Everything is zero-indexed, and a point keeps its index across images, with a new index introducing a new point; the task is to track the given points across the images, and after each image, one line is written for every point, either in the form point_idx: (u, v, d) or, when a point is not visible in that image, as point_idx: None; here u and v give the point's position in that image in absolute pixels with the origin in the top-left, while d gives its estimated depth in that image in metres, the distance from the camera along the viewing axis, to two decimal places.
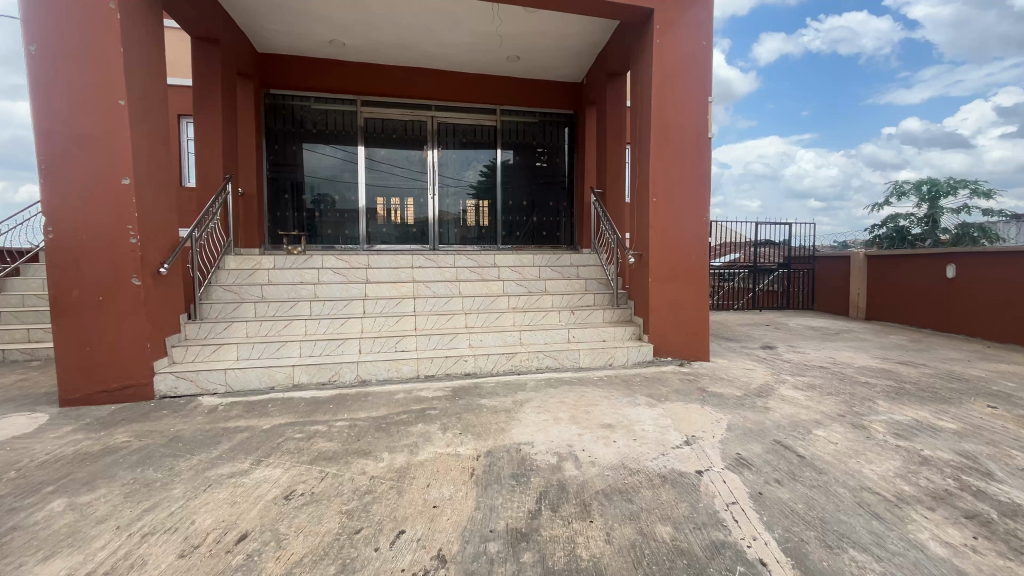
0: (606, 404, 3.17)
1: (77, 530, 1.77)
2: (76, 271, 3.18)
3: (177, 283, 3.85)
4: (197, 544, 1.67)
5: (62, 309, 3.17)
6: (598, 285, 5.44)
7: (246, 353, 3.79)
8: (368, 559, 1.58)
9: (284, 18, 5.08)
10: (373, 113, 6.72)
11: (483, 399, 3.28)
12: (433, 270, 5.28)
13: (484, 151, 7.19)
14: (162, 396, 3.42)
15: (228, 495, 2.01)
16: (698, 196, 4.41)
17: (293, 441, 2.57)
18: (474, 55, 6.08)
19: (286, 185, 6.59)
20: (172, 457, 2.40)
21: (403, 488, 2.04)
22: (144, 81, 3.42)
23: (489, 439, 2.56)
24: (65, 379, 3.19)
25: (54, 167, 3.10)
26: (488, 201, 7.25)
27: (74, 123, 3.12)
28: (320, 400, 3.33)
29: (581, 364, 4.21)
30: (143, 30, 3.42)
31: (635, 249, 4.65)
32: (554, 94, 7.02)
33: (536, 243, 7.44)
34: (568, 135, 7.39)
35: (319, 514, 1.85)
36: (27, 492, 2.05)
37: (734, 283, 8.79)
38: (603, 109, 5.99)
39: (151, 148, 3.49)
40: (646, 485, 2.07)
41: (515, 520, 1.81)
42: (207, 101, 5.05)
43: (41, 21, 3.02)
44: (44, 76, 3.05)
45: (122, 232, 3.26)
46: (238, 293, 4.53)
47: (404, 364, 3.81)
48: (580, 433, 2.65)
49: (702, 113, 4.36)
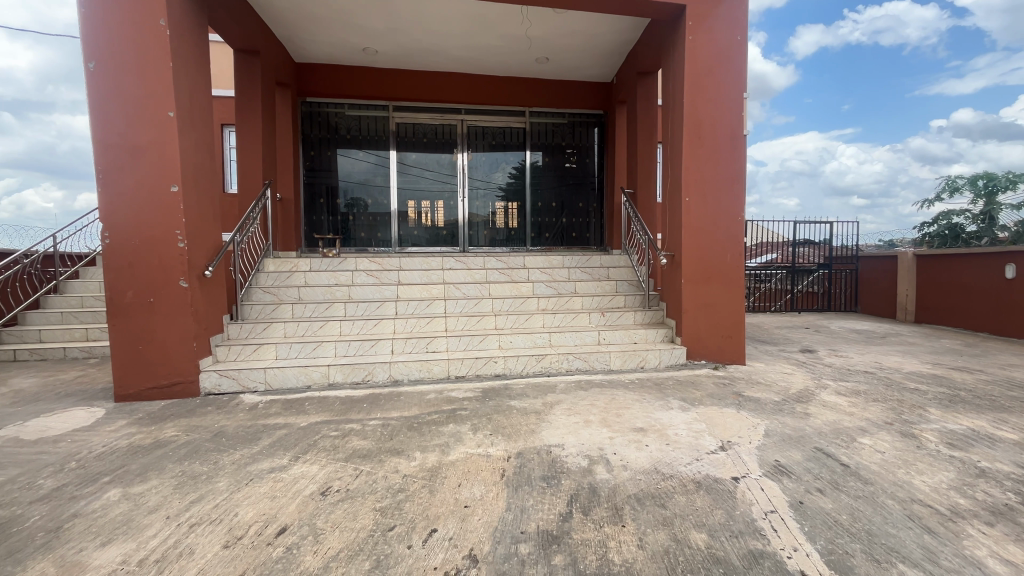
0: (638, 407, 3.12)
1: (131, 518, 1.88)
2: (130, 274, 3.38)
3: (221, 285, 4.02)
4: (240, 536, 1.74)
5: (117, 311, 3.37)
6: (629, 287, 5.36)
7: (284, 352, 3.93)
8: (401, 556, 1.60)
9: (319, 27, 5.25)
10: (405, 118, 6.87)
11: (513, 400, 3.29)
12: (462, 271, 5.32)
13: (514, 153, 7.21)
14: (206, 393, 3.57)
15: (268, 489, 2.09)
16: (733, 195, 4.29)
17: (328, 439, 2.64)
18: (504, 57, 6.11)
19: (321, 189, 6.80)
20: (217, 452, 2.51)
21: (435, 487, 2.07)
22: (190, 93, 3.59)
23: (519, 441, 2.56)
24: (120, 375, 3.39)
25: (110, 177, 3.31)
26: (517, 202, 7.26)
27: (128, 135, 3.31)
28: (354, 399, 3.41)
29: (611, 367, 4.15)
30: (190, 43, 3.59)
31: (668, 249, 4.58)
32: (583, 94, 6.98)
33: (566, 244, 7.40)
34: (598, 134, 7.31)
35: (354, 510, 1.90)
36: (86, 481, 2.19)
37: (772, 285, 8.52)
38: (634, 110, 5.93)
39: (197, 155, 3.65)
40: (680, 490, 2.03)
41: (546, 522, 1.80)
42: (248, 109, 5.28)
43: (99, 39, 3.23)
44: (101, 91, 3.26)
45: (170, 237, 3.43)
46: (276, 295, 4.70)
47: (435, 364, 3.86)
48: (612, 436, 2.62)
49: (738, 109, 4.24)
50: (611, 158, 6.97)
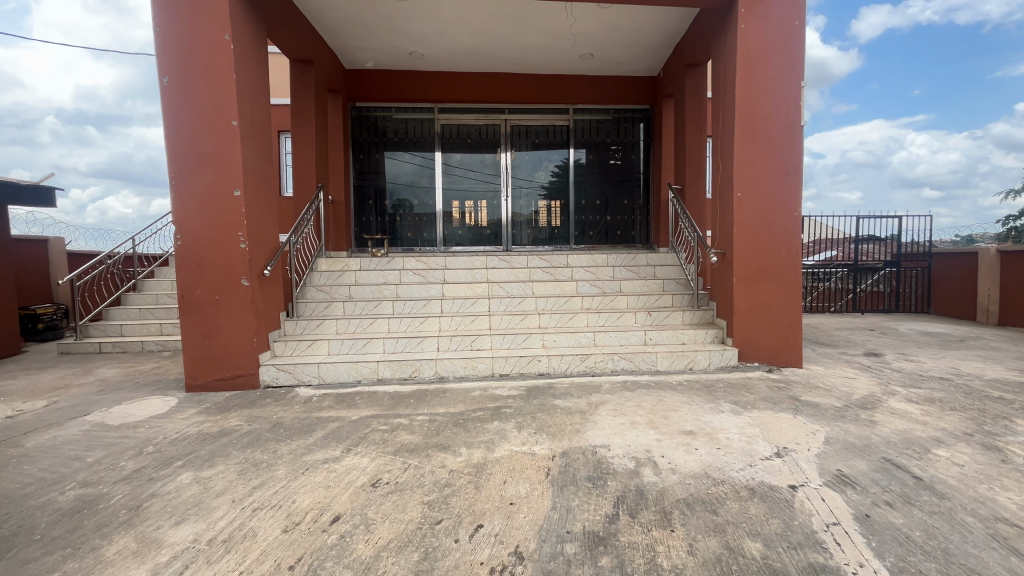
0: (687, 410, 3.03)
1: (201, 500, 2.02)
2: (198, 273, 3.63)
3: (278, 284, 4.24)
4: (298, 522, 1.83)
5: (187, 307, 3.64)
6: (676, 286, 5.22)
7: (336, 348, 4.10)
8: (449, 550, 1.63)
9: (368, 34, 5.43)
10: (450, 119, 6.99)
11: (558, 399, 3.28)
12: (506, 270, 5.36)
13: (557, 151, 7.17)
14: (265, 385, 3.77)
15: (323, 478, 2.19)
16: (790, 189, 4.08)
17: (378, 433, 2.73)
18: (547, 55, 6.09)
19: (370, 191, 7.02)
20: (276, 441, 2.65)
21: (481, 483, 2.09)
22: (252, 102, 3.81)
23: (564, 440, 2.55)
24: (190, 367, 3.66)
25: (181, 183, 3.57)
26: (560, 201, 7.21)
27: (197, 143, 3.56)
28: (402, 395, 3.50)
29: (658, 367, 4.06)
30: (251, 55, 3.81)
31: (718, 247, 4.42)
32: (628, 89, 6.84)
33: (610, 243, 7.27)
34: (644, 130, 7.14)
35: (403, 502, 1.95)
36: (162, 464, 2.38)
37: (832, 284, 8.05)
38: (681, 104, 5.77)
39: (257, 161, 3.86)
40: (732, 497, 1.95)
41: (592, 523, 1.79)
42: (303, 115, 5.54)
43: (172, 56, 3.49)
44: (174, 103, 3.52)
45: (233, 238, 3.64)
46: (329, 293, 4.91)
47: (479, 362, 3.91)
48: (659, 438, 2.56)
49: (794, 99, 4.02)
50: (657, 153, 6.80)
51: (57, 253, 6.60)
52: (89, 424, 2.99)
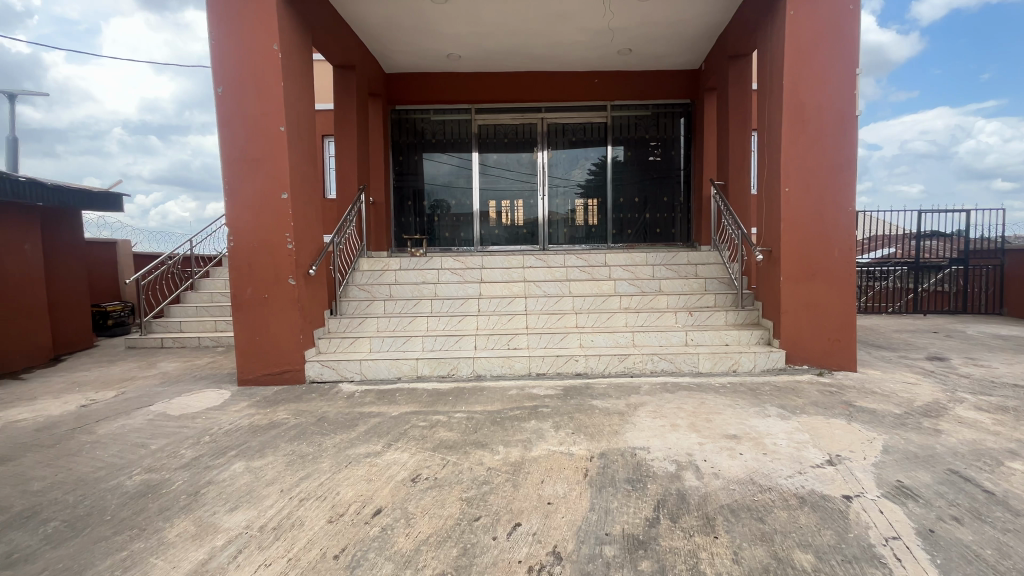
0: (731, 413, 2.93)
1: (253, 489, 2.12)
2: (249, 273, 3.81)
3: (323, 283, 4.39)
4: (342, 513, 1.90)
5: (240, 305, 3.83)
6: (719, 285, 5.04)
7: (377, 345, 4.22)
8: (487, 547, 1.65)
9: (407, 38, 5.55)
10: (487, 120, 7.04)
11: (596, 400, 3.24)
12: (543, 270, 5.34)
13: (594, 149, 7.08)
14: (310, 381, 3.92)
15: (365, 472, 2.25)
16: (843, 183, 3.86)
17: (417, 429, 2.79)
18: (584, 52, 6.02)
19: (408, 192, 7.16)
20: (321, 435, 2.75)
21: (518, 482, 2.10)
22: (298, 108, 3.96)
23: (603, 441, 2.52)
24: (242, 362, 3.85)
25: (234, 187, 3.76)
26: (598, 199, 7.12)
27: (248, 149, 3.74)
28: (440, 392, 3.56)
29: (700, 370, 3.93)
30: (297, 63, 3.96)
31: (764, 245, 4.25)
32: (668, 83, 6.68)
33: (649, 241, 7.11)
34: (685, 125, 6.93)
35: (442, 498, 1.99)
36: (217, 454, 2.52)
37: (890, 283, 7.58)
38: (724, 97, 5.58)
39: (303, 164, 4.01)
40: (780, 505, 1.87)
41: (631, 526, 1.75)
42: (345, 120, 5.72)
43: (225, 67, 3.68)
44: (227, 112, 3.71)
45: (281, 239, 3.80)
46: (370, 292, 5.05)
47: (516, 361, 3.92)
48: (701, 442, 2.49)
49: (848, 88, 3.81)
50: (699, 148, 6.59)
51: (124, 255, 7.10)
52: (152, 414, 3.20)
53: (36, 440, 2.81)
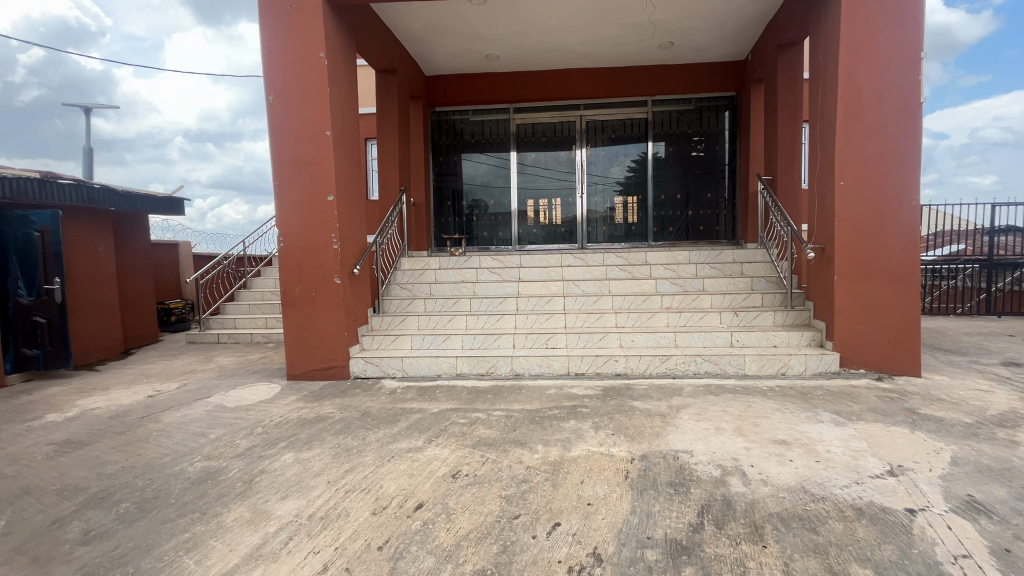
0: (780, 418, 2.81)
1: (302, 479, 2.21)
2: (298, 272, 3.98)
3: (366, 282, 4.52)
4: (386, 506, 1.95)
5: (289, 303, 4.00)
6: (767, 284, 4.84)
7: (418, 343, 4.31)
8: (527, 545, 1.65)
9: (447, 40, 5.63)
10: (525, 119, 7.05)
11: (636, 401, 3.18)
12: (581, 269, 5.29)
13: (634, 145, 6.94)
14: (354, 376, 4.05)
15: (407, 467, 2.30)
16: (905, 175, 3.62)
17: (457, 425, 2.83)
18: (624, 47, 5.92)
19: (448, 193, 7.27)
20: (365, 429, 2.84)
21: (558, 481, 2.09)
22: (343, 113, 4.09)
23: (644, 443, 2.47)
24: (291, 357, 4.03)
25: (284, 190, 3.93)
26: (638, 196, 6.98)
27: (297, 154, 3.90)
28: (479, 390, 3.60)
29: (746, 372, 3.79)
30: (342, 69, 4.09)
31: (816, 242, 4.04)
32: (712, 76, 6.47)
33: (692, 239, 6.91)
34: (730, 118, 6.69)
35: (482, 494, 2.01)
36: (269, 444, 2.64)
37: (958, 283, 7.03)
38: (772, 88, 5.35)
39: (347, 167, 4.14)
40: (835, 516, 1.78)
41: (674, 531, 1.71)
42: (387, 123, 5.87)
43: (276, 75, 3.85)
44: (277, 117, 3.88)
45: (327, 240, 3.94)
46: (411, 290, 5.16)
47: (555, 360, 3.90)
48: (748, 447, 2.40)
49: (911, 73, 3.57)
50: (745, 142, 6.35)
51: (185, 255, 7.57)
52: (210, 405, 3.40)
53: (109, 426, 3.04)
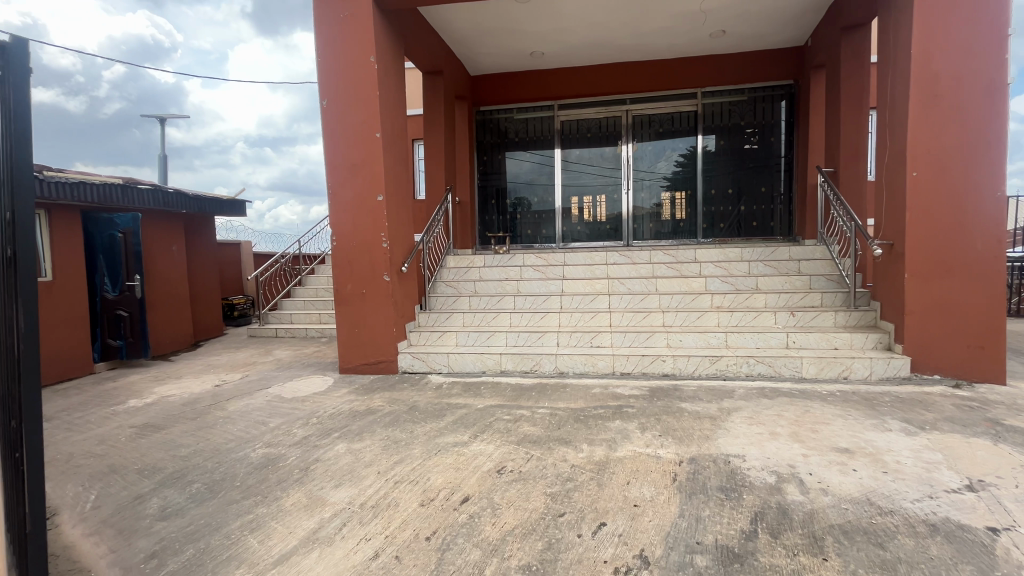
0: (841, 424, 2.65)
1: (355, 468, 2.31)
2: (350, 269, 4.15)
3: (413, 280, 4.64)
4: (433, 498, 2.00)
5: (341, 299, 4.18)
6: (827, 283, 4.57)
7: (463, 339, 4.38)
8: (572, 544, 1.65)
9: (492, 39, 5.67)
10: (570, 115, 6.99)
11: (684, 402, 3.09)
12: (627, 267, 5.19)
13: (683, 139, 6.73)
14: (402, 371, 4.17)
15: (453, 461, 2.35)
16: (988, 164, 3.31)
17: (502, 422, 2.85)
18: (673, 38, 5.74)
19: (492, 191, 7.33)
20: (413, 422, 2.92)
21: (603, 481, 2.07)
22: (392, 114, 4.21)
23: (693, 445, 2.41)
24: (344, 351, 4.20)
25: (337, 191, 4.10)
26: (686, 191, 6.76)
27: (349, 156, 4.05)
28: (524, 387, 3.62)
29: (803, 375, 3.61)
30: (391, 72, 4.21)
31: (883, 237, 3.77)
32: (767, 64, 6.16)
33: (744, 235, 6.62)
34: (787, 108, 6.36)
35: (527, 491, 2.02)
36: (324, 434, 2.77)
37: None
38: (835, 76, 5.04)
39: (396, 167, 4.26)
40: (905, 531, 1.66)
41: (726, 537, 1.66)
42: (434, 123, 5.98)
43: (330, 81, 4.01)
44: (331, 121, 4.05)
45: (377, 239, 4.08)
46: (456, 288, 5.25)
47: (600, 359, 3.86)
48: (806, 454, 2.28)
49: (996, 52, 3.26)
50: (804, 133, 6.01)
51: (246, 254, 8.06)
52: (270, 395, 3.60)
53: (182, 413, 3.29)
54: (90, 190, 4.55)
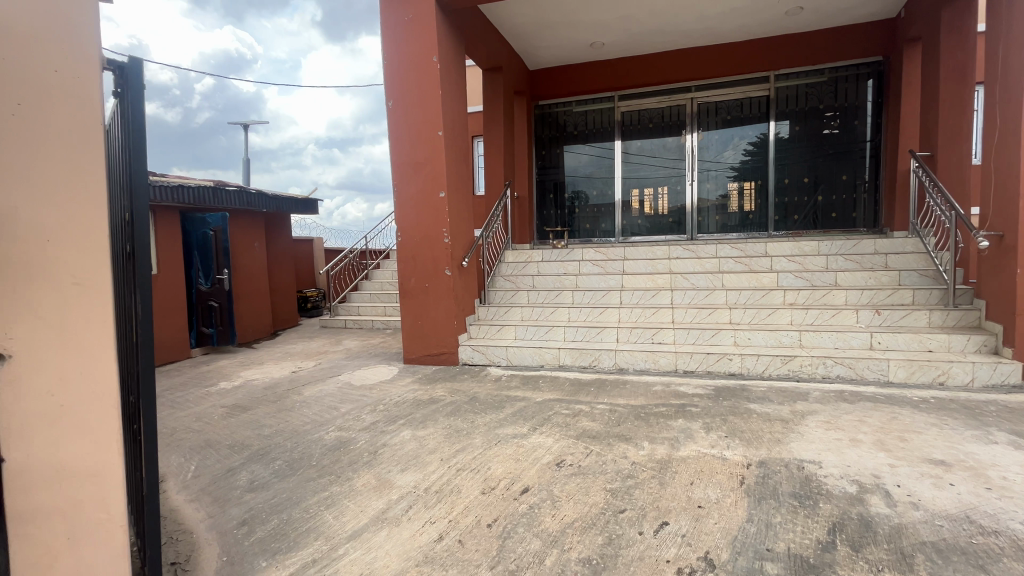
0: (935, 434, 2.41)
1: (419, 455, 2.41)
2: (413, 264, 4.31)
3: (473, 274, 4.74)
4: (494, 487, 2.05)
5: (406, 293, 4.35)
6: (919, 279, 4.15)
7: (522, 333, 4.42)
8: (633, 541, 1.63)
9: (551, 33, 5.64)
10: (631, 106, 6.82)
11: (753, 403, 2.94)
12: (691, 261, 4.99)
13: (753, 125, 6.35)
14: (462, 363, 4.28)
15: (513, 452, 2.39)
16: None
17: (561, 416, 2.86)
18: (744, 19, 5.43)
19: (550, 185, 7.31)
20: (474, 413, 3.00)
21: (666, 480, 2.02)
22: (453, 112, 4.31)
23: (763, 448, 2.29)
24: (408, 343, 4.38)
25: (401, 189, 4.27)
26: (756, 181, 6.38)
27: (413, 154, 4.20)
28: (583, 382, 3.60)
29: (890, 379, 3.32)
30: (452, 71, 4.30)
31: (990, 228, 3.37)
32: (851, 41, 5.66)
33: (822, 227, 6.16)
34: (874, 88, 5.83)
35: (586, 485, 2.02)
36: (390, 421, 2.92)
37: None
38: (933, 49, 4.55)
39: (457, 164, 4.36)
40: (1012, 554, 1.49)
41: (799, 546, 1.58)
42: (493, 119, 6.05)
43: (395, 83, 4.17)
44: (396, 122, 4.21)
45: (438, 234, 4.20)
46: (515, 282, 5.31)
47: (662, 356, 3.76)
48: (893, 464, 2.10)
49: None
50: (895, 115, 5.48)
51: (318, 250, 8.58)
52: (341, 383, 3.83)
53: (265, 396, 3.58)
54: (187, 192, 5.06)
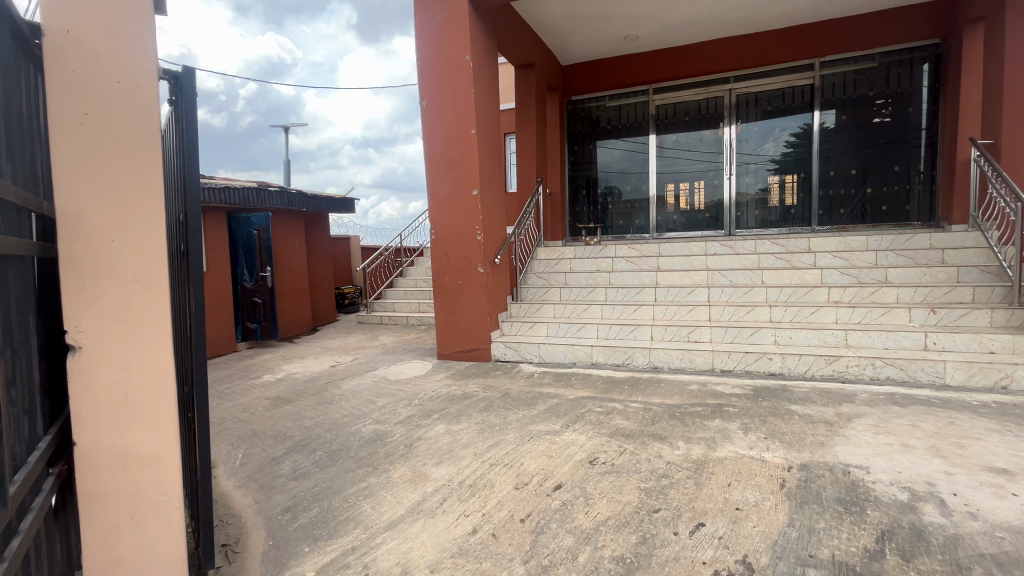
0: (996, 441, 2.26)
1: (453, 449, 2.45)
2: (447, 261, 4.37)
3: (506, 272, 4.76)
4: (527, 482, 2.06)
5: (440, 290, 4.42)
6: (980, 276, 3.89)
7: (554, 330, 4.41)
8: (667, 541, 1.61)
9: (584, 27, 5.58)
10: (666, 99, 6.67)
11: (795, 405, 2.84)
12: (729, 257, 4.85)
13: (796, 116, 6.09)
14: (495, 359, 4.32)
15: (545, 448, 2.40)
16: None
17: (593, 413, 2.85)
18: (786, 5, 5.21)
19: (582, 182, 7.25)
20: (506, 409, 3.02)
21: (702, 481, 1.98)
22: (485, 110, 4.33)
23: (805, 451, 2.21)
24: (441, 339, 4.45)
25: (435, 187, 4.33)
26: (798, 174, 6.13)
27: (446, 153, 4.25)
28: (616, 380, 3.57)
29: (946, 382, 3.13)
30: (485, 69, 4.33)
31: None
32: (904, 23, 5.35)
33: (870, 221, 5.85)
34: (931, 72, 5.48)
35: (619, 484, 2.00)
36: (425, 415, 2.98)
37: None
38: (998, 29, 4.24)
39: (490, 162, 4.39)
40: None
41: (843, 553, 1.52)
42: (525, 116, 6.04)
43: (428, 83, 4.24)
44: (430, 122, 4.27)
45: (471, 231, 4.24)
46: (547, 279, 5.30)
47: (698, 354, 3.68)
48: (948, 471, 1.99)
49: None
50: (954, 100, 5.14)
51: (354, 248, 8.81)
52: (377, 377, 3.93)
53: (306, 389, 3.72)
54: (232, 193, 5.31)
